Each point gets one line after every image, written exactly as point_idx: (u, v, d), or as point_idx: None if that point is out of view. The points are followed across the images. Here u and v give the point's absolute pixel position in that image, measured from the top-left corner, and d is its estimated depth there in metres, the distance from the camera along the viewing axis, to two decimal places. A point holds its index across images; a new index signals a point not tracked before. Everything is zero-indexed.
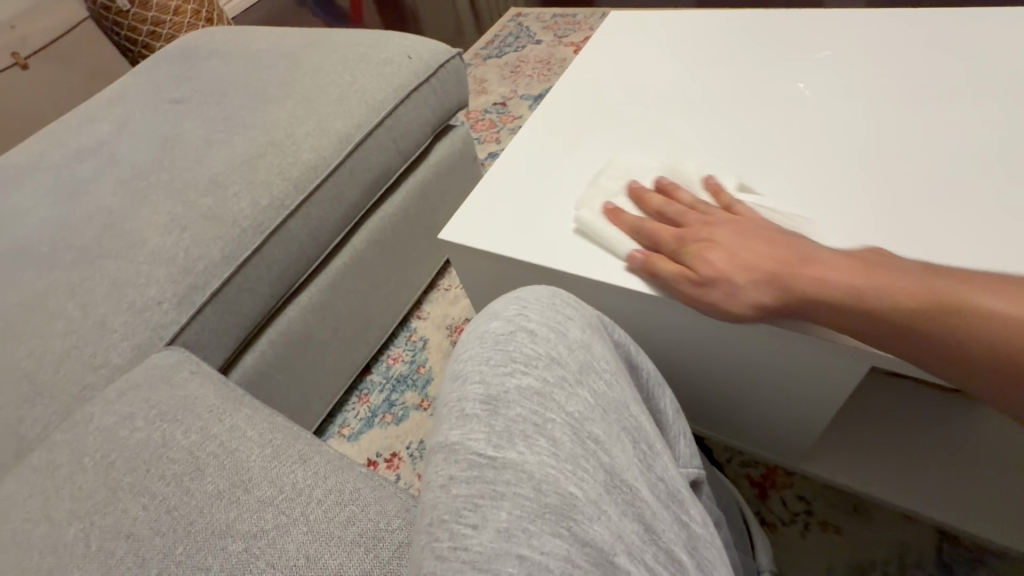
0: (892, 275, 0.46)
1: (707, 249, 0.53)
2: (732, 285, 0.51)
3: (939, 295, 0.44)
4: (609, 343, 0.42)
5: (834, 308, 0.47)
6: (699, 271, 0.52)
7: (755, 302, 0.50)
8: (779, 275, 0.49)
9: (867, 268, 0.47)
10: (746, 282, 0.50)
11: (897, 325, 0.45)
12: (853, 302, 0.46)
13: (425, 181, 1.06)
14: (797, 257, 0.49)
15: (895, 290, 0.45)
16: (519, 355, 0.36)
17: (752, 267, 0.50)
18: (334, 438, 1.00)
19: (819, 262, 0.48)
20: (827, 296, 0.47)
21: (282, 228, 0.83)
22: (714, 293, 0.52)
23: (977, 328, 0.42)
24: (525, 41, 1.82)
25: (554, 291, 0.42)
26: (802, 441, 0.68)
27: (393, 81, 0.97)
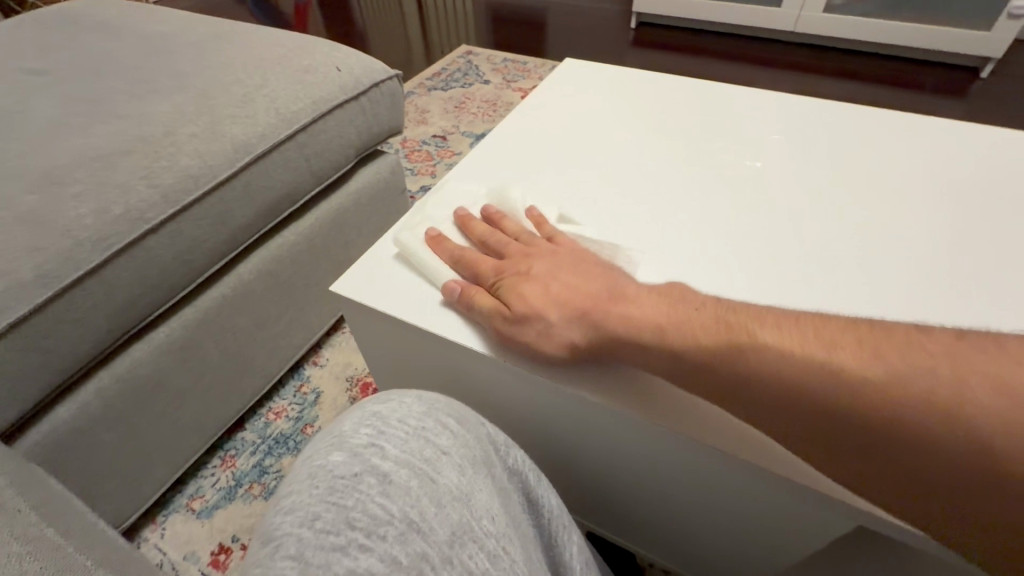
0: (694, 318, 0.44)
1: (523, 282, 0.51)
2: (544, 321, 0.48)
3: (747, 340, 0.41)
4: (500, 478, 0.31)
5: (650, 353, 0.44)
6: (510, 305, 0.50)
7: (565, 340, 0.47)
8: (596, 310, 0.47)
9: (680, 310, 0.45)
10: (559, 317, 0.48)
11: (713, 374, 0.41)
12: (662, 350, 0.43)
13: (341, 209, 0.93)
14: (606, 295, 0.48)
15: (700, 332, 0.43)
16: (360, 519, 0.24)
17: (563, 302, 0.48)
18: (179, 513, 0.80)
19: (626, 300, 0.47)
20: (637, 336, 0.44)
21: (137, 245, 0.66)
22: (528, 331, 0.49)
23: (784, 374, 0.38)
24: (473, 78, 1.76)
25: (431, 404, 0.30)
26: (731, 565, 0.60)
27: (314, 92, 0.84)
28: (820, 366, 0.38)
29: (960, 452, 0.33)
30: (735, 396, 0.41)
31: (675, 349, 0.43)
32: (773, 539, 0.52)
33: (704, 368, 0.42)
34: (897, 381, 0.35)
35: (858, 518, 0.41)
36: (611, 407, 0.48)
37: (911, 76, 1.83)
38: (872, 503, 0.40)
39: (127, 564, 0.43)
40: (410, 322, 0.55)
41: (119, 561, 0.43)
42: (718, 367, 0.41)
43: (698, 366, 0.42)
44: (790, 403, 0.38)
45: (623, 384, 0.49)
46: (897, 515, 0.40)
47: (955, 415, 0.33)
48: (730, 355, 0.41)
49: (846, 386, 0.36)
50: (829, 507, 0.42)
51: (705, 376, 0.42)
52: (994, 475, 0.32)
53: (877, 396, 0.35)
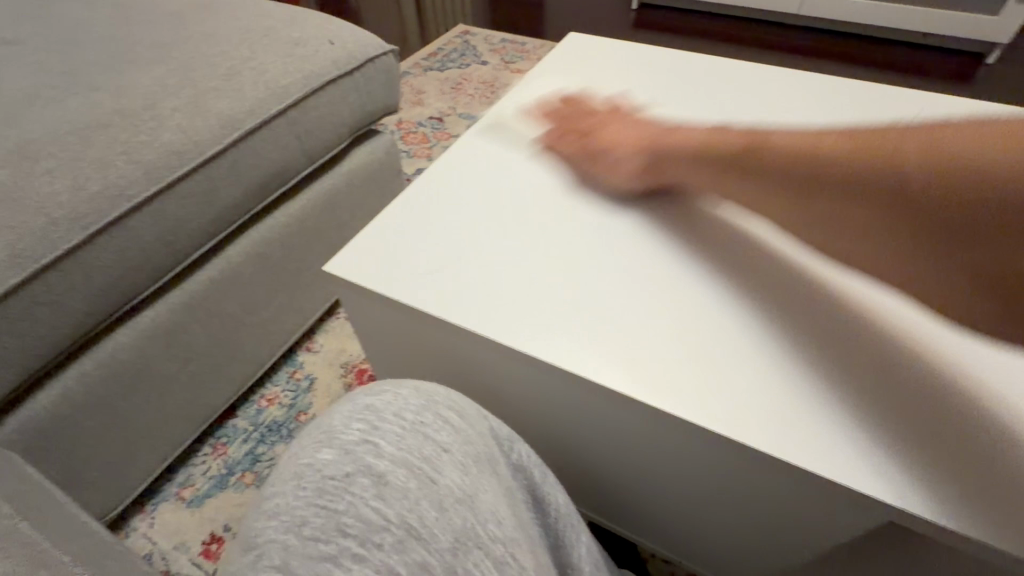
0: (720, 133, 0.49)
1: (603, 130, 0.64)
2: (611, 157, 0.60)
3: (766, 140, 0.45)
4: (506, 476, 0.28)
5: (686, 155, 0.51)
6: (598, 144, 0.62)
7: (624, 169, 0.58)
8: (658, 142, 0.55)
9: (714, 133, 0.50)
10: (624, 154, 0.58)
11: (727, 163, 0.46)
12: (693, 155, 0.50)
13: (335, 189, 0.89)
14: (670, 131, 0.55)
15: (725, 143, 0.47)
16: (353, 525, 0.22)
17: (637, 143, 0.57)
18: (169, 502, 0.78)
19: (681, 131, 0.54)
20: (679, 146, 0.52)
21: (118, 225, 0.62)
22: (603, 167, 0.61)
23: (786, 162, 0.42)
24: (469, 58, 1.71)
25: (428, 397, 0.28)
26: (736, 559, 0.58)
27: (305, 66, 0.79)
28: (818, 151, 0.40)
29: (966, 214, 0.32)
30: (749, 181, 0.45)
31: (700, 155, 0.50)
32: (781, 535, 0.50)
33: (721, 167, 0.47)
34: (878, 154, 0.37)
35: (886, 515, 0.39)
36: (665, 229, 0.57)
37: (916, 61, 1.79)
38: (901, 496, 0.38)
39: (108, 560, 0.41)
40: (413, 305, 0.53)
41: (100, 556, 0.41)
42: (733, 163, 0.46)
43: (722, 167, 0.47)
44: (790, 184, 0.41)
45: (672, 207, 0.59)
46: (926, 509, 0.37)
47: (944, 170, 0.33)
48: (738, 160, 0.45)
49: (832, 164, 0.39)
50: (850, 503, 0.40)
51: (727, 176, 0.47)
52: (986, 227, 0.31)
53: (873, 164, 0.37)
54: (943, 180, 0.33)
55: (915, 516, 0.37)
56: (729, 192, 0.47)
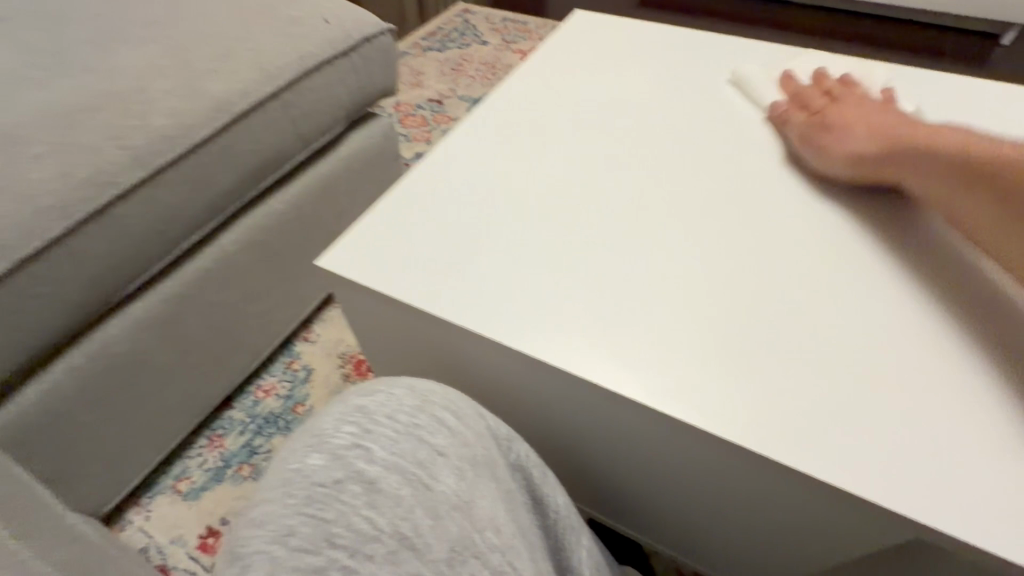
0: (992, 145, 0.47)
1: (841, 114, 0.61)
2: (847, 134, 0.58)
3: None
4: (505, 479, 0.27)
5: (943, 159, 0.49)
6: (828, 120, 0.60)
7: (851, 148, 0.57)
8: (896, 140, 0.54)
9: (984, 142, 0.48)
10: (863, 133, 0.57)
11: (986, 175, 0.45)
12: (950, 151, 0.49)
13: (332, 176, 0.87)
14: (927, 128, 0.53)
15: (1000, 155, 0.46)
16: (342, 536, 0.20)
17: (882, 132, 0.56)
18: (165, 494, 0.78)
19: (943, 134, 0.51)
20: (937, 147, 0.50)
21: (107, 213, 0.60)
22: (815, 147, 0.59)
23: None
24: (470, 39, 1.67)
25: (424, 397, 0.26)
26: (738, 560, 0.58)
27: (300, 46, 0.77)
28: None
29: None
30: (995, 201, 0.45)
31: (948, 164, 0.49)
32: (785, 537, 0.49)
33: (974, 172, 0.46)
34: None
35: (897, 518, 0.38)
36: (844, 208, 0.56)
37: (929, 43, 1.74)
38: (906, 505, 0.38)
39: None
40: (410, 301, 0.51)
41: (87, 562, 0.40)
42: (1002, 175, 0.44)
43: (969, 169, 0.47)
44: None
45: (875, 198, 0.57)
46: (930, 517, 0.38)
47: None
48: (1010, 178, 0.44)
49: None
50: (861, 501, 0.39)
51: (974, 177, 0.46)
52: None
53: None
54: None
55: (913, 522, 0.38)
56: (956, 204, 0.48)
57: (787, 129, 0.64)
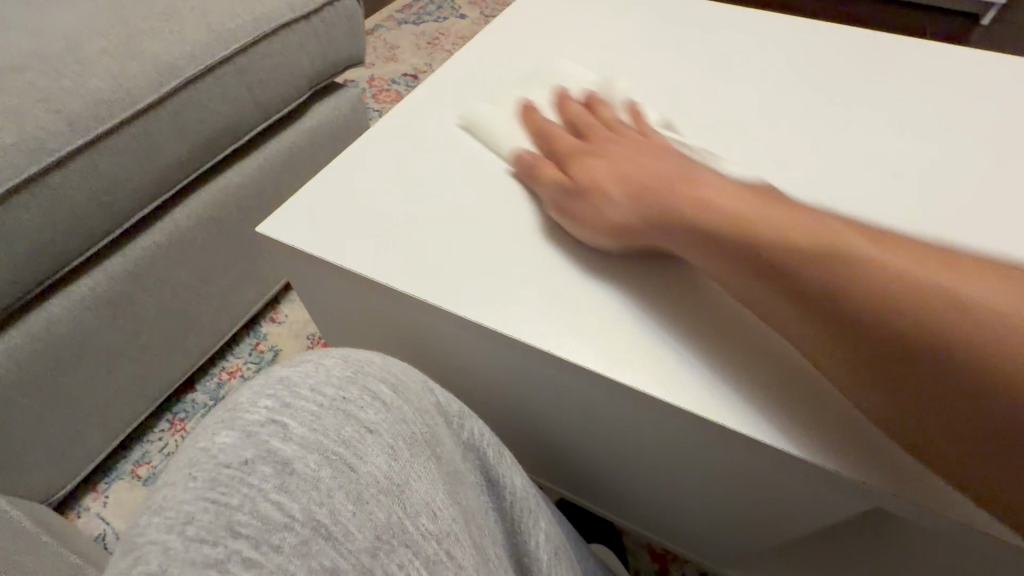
0: (785, 210, 0.36)
1: (583, 157, 0.48)
2: (603, 196, 0.44)
3: (846, 242, 0.33)
4: (448, 457, 0.25)
5: (711, 241, 0.37)
6: (577, 176, 0.47)
7: (616, 216, 0.43)
8: (650, 191, 0.41)
9: (768, 201, 0.37)
10: (618, 191, 0.43)
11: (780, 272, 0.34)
12: (731, 227, 0.37)
13: (295, 148, 0.82)
14: (675, 176, 0.42)
15: (796, 221, 0.35)
16: (246, 524, 0.18)
17: (631, 179, 0.43)
18: (123, 480, 0.74)
19: (704, 182, 0.40)
20: (709, 218, 0.38)
21: (40, 184, 0.56)
22: (581, 202, 0.46)
23: (875, 274, 0.31)
24: (447, 11, 1.60)
25: (357, 369, 0.24)
26: (710, 538, 0.57)
27: (254, 7, 0.72)
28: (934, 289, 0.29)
29: None
30: (823, 312, 0.32)
31: (727, 242, 0.37)
32: (757, 516, 0.48)
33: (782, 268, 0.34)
34: None
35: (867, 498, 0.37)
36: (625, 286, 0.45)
37: (912, 23, 1.72)
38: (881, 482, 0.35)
39: None
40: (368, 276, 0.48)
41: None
42: (790, 262, 0.34)
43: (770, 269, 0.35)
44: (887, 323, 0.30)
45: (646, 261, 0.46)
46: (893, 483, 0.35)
47: None
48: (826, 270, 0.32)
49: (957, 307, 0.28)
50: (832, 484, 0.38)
51: (800, 282, 0.33)
52: None
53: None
54: None
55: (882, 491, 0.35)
56: (789, 317, 0.35)
57: (531, 183, 0.51)
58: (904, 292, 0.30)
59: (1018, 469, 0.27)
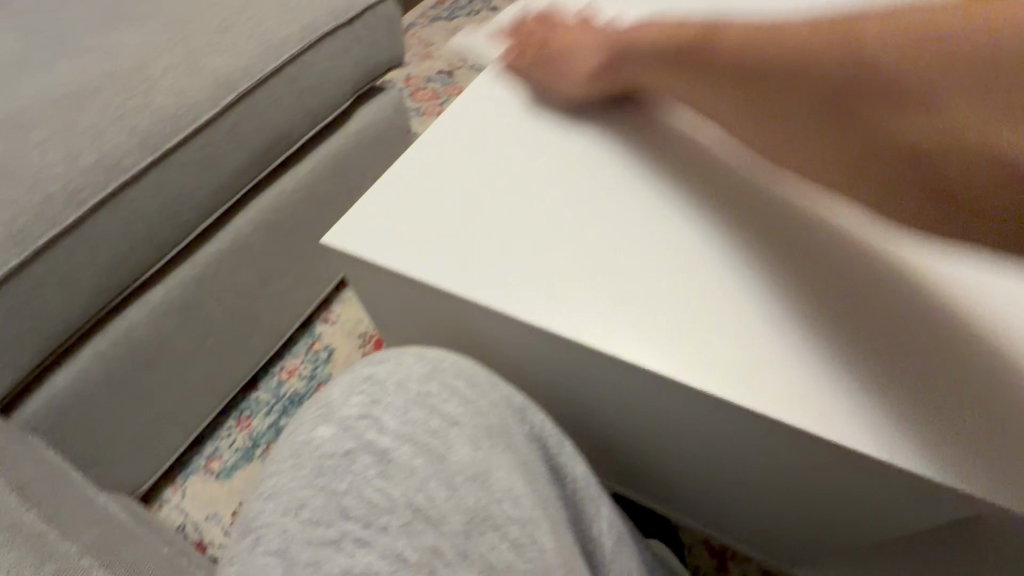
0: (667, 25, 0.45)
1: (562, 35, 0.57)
2: (575, 50, 0.54)
3: (717, 35, 0.40)
4: (519, 447, 0.26)
5: (661, 52, 0.44)
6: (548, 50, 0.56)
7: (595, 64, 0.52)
8: (612, 36, 0.51)
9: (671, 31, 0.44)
10: (589, 45, 0.53)
11: (689, 57, 0.41)
12: (660, 33, 0.45)
13: (341, 152, 0.85)
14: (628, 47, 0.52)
15: (679, 39, 0.43)
16: (354, 507, 0.20)
17: (600, 35, 0.53)
18: (198, 474, 0.80)
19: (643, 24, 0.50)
20: (639, 41, 0.47)
21: (118, 199, 0.60)
22: (565, 60, 0.55)
23: (747, 47, 0.37)
24: (479, 5, 1.60)
25: (434, 366, 0.25)
26: (770, 532, 0.56)
27: (301, 17, 0.75)
28: (812, 57, 0.33)
29: (982, 158, 0.26)
30: (725, 88, 0.38)
31: (655, 52, 0.45)
32: (821, 511, 0.48)
33: (703, 42, 0.41)
34: (909, 47, 0.29)
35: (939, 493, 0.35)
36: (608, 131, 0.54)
37: None
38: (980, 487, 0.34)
39: (121, 545, 0.41)
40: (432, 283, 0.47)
41: (111, 543, 0.39)
42: (702, 53, 0.40)
43: (702, 38, 0.41)
44: (784, 68, 0.34)
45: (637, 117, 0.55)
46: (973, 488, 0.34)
47: (933, 55, 0.28)
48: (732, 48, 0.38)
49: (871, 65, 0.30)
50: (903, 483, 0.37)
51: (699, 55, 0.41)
52: (974, 148, 0.26)
53: (878, 49, 0.30)
54: (936, 135, 0.28)
55: (944, 485, 0.34)
56: (674, 85, 0.43)
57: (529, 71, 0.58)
58: (808, 47, 0.33)
59: (937, 188, 0.28)
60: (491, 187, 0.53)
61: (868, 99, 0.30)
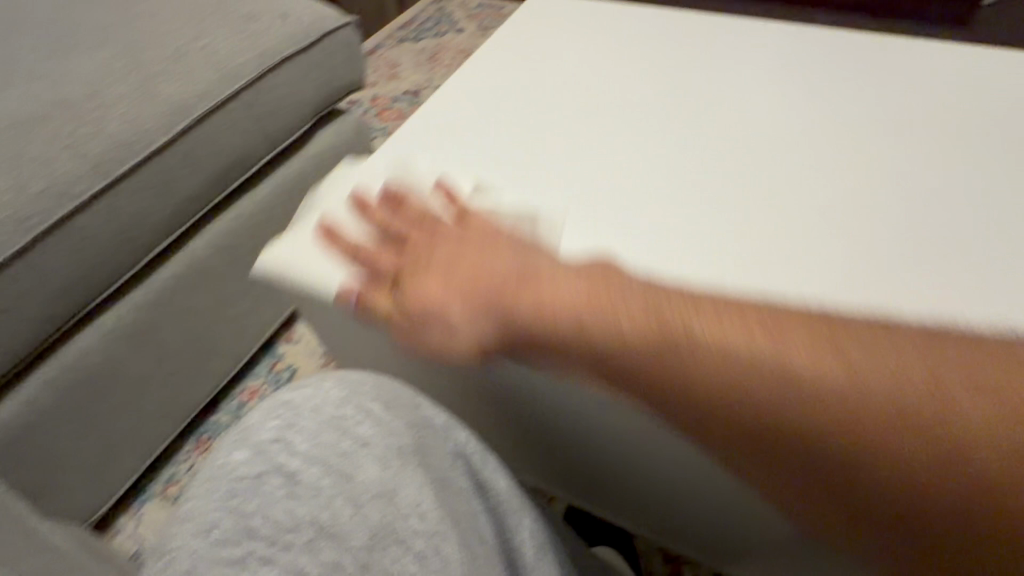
0: (606, 295, 0.36)
1: (417, 274, 0.43)
2: (447, 315, 0.41)
3: (668, 313, 0.34)
4: (436, 462, 0.27)
5: (573, 355, 0.37)
6: (407, 299, 0.42)
7: (465, 337, 0.40)
8: (483, 282, 0.40)
9: (602, 295, 0.36)
10: (459, 313, 0.40)
11: (629, 375, 0.34)
12: (571, 338, 0.36)
13: (302, 174, 0.86)
14: (516, 273, 0.39)
15: (619, 312, 0.35)
16: (261, 527, 0.21)
17: (468, 292, 0.40)
18: (155, 499, 0.79)
19: (537, 281, 0.39)
20: (541, 325, 0.37)
21: (67, 226, 0.61)
22: (429, 331, 0.42)
23: (694, 336, 0.33)
24: (445, 27, 1.64)
25: (353, 389, 0.27)
26: (717, 538, 0.58)
27: (257, 44, 0.76)
28: (808, 385, 0.30)
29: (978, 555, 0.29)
30: (694, 422, 0.34)
31: (571, 354, 0.37)
32: (757, 518, 0.50)
33: (650, 383, 0.34)
34: (928, 429, 0.28)
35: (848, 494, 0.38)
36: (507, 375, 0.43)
37: None
38: None
39: None
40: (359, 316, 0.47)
41: None
42: (642, 365, 0.34)
43: (651, 392, 0.34)
44: (809, 441, 0.30)
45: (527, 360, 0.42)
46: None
47: (989, 483, 0.27)
48: (686, 378, 0.33)
49: (888, 433, 0.28)
50: None
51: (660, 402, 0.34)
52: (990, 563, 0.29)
53: (900, 434, 0.28)
54: (942, 519, 0.28)
55: None
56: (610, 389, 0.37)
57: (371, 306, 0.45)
58: (811, 375, 0.30)
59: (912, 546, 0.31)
60: None
61: (895, 436, 0.28)
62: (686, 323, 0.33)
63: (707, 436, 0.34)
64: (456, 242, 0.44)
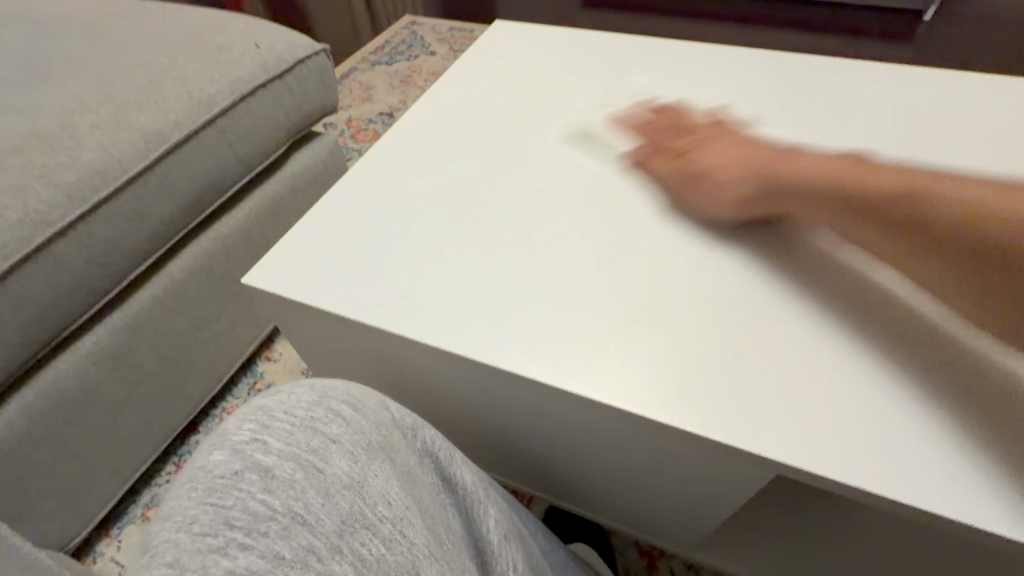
0: (838, 158, 0.44)
1: (699, 151, 0.55)
2: (723, 182, 0.50)
3: (922, 177, 0.39)
4: (401, 458, 0.30)
5: (825, 194, 0.43)
6: (694, 168, 0.53)
7: (734, 196, 0.49)
8: (762, 166, 0.48)
9: (842, 163, 0.43)
10: (733, 174, 0.50)
11: (851, 201, 0.41)
12: (819, 184, 0.43)
13: (277, 196, 0.89)
14: (785, 153, 0.48)
15: (872, 176, 0.40)
16: (239, 517, 0.23)
17: (745, 165, 0.49)
18: (134, 523, 0.79)
19: (806, 155, 0.46)
20: (803, 179, 0.44)
21: (45, 253, 0.62)
22: (707, 187, 0.52)
23: (913, 174, 0.39)
24: (417, 50, 1.68)
25: (322, 393, 0.29)
26: (687, 531, 0.61)
27: (231, 72, 0.79)
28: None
29: None
30: (891, 233, 0.39)
31: (824, 194, 0.43)
32: (720, 506, 0.53)
33: (858, 206, 0.40)
34: None
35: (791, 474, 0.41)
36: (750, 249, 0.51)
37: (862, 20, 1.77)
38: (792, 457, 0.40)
39: None
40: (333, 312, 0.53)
41: None
42: (875, 190, 0.39)
43: (849, 202, 0.41)
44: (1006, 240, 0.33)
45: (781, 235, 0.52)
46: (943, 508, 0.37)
47: None
48: (904, 205, 0.38)
49: None
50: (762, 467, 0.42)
51: (865, 217, 0.40)
52: None
53: None
54: None
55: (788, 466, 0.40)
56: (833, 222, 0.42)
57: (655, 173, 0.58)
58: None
59: None
60: (386, 234, 0.59)
61: None
62: (913, 173, 0.39)
63: (863, 226, 0.40)
64: (741, 140, 0.54)
